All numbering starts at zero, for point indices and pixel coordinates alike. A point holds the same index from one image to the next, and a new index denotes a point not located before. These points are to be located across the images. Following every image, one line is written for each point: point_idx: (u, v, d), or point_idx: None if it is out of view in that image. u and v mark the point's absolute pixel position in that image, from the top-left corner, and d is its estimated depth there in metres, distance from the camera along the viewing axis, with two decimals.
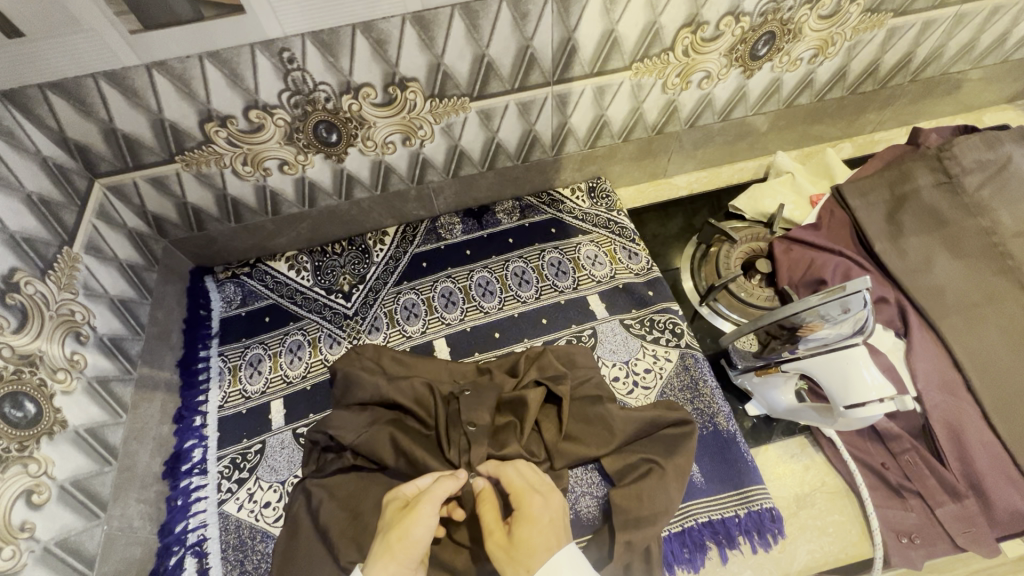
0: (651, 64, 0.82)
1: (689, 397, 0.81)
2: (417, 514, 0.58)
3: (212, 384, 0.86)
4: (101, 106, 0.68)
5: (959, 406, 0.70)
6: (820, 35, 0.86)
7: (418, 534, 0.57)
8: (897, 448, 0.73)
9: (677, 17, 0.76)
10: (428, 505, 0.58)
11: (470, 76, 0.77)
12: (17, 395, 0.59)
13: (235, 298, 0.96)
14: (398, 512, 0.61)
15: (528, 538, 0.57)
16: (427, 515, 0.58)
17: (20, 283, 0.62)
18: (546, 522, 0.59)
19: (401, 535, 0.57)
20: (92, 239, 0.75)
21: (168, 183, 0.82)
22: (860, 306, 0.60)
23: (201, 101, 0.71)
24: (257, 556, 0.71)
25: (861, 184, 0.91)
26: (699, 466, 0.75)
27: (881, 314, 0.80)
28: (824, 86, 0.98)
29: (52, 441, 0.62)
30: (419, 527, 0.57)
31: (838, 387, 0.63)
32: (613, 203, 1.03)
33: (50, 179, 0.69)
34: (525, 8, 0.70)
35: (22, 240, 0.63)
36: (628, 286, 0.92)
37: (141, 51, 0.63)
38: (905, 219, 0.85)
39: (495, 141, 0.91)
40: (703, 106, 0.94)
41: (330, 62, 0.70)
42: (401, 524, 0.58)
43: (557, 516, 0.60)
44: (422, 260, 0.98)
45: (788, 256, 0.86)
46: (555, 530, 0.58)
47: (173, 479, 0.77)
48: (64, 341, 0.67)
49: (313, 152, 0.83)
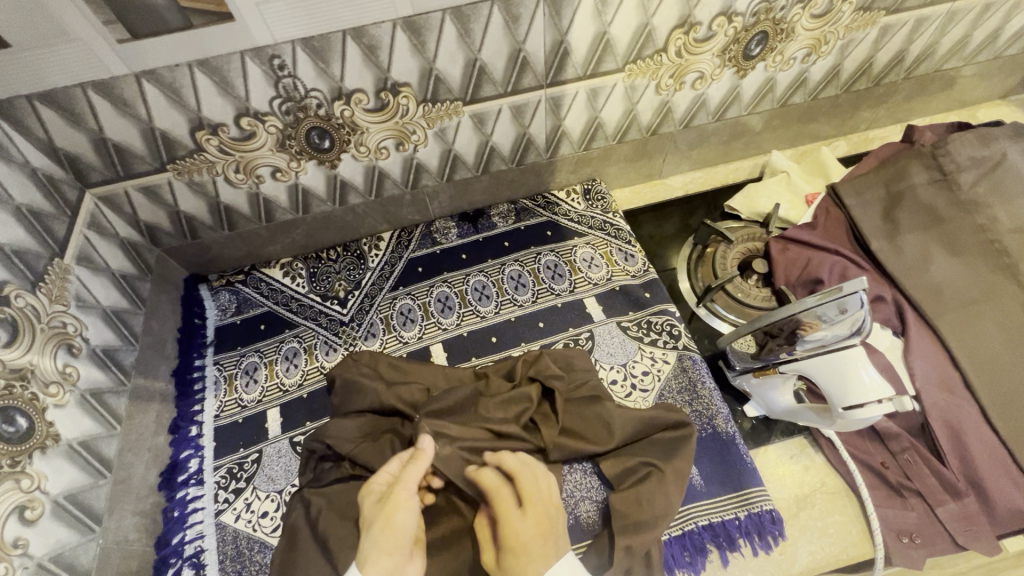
0: (644, 65, 0.82)
1: (688, 398, 0.80)
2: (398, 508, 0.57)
3: (208, 393, 0.85)
4: (90, 115, 0.67)
5: (957, 403, 0.70)
6: (813, 34, 0.86)
7: (401, 531, 0.56)
8: (896, 446, 0.73)
9: (670, 18, 0.76)
10: (404, 493, 0.58)
11: (463, 80, 0.77)
12: (8, 410, 0.58)
13: (230, 306, 0.95)
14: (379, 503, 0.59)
15: (514, 555, 0.55)
16: (408, 501, 0.58)
17: (10, 296, 0.61)
18: (530, 533, 0.56)
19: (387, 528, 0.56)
20: (84, 249, 0.75)
21: (160, 192, 0.81)
22: (857, 307, 0.60)
23: (192, 110, 0.70)
24: (255, 566, 0.71)
25: (856, 182, 0.90)
26: (698, 468, 0.75)
27: (877, 313, 0.80)
28: (818, 84, 0.98)
29: (44, 455, 0.62)
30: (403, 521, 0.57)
31: (837, 388, 0.62)
32: (608, 204, 1.03)
33: (40, 190, 0.68)
34: (516, 11, 0.69)
35: (13, 252, 0.63)
36: (625, 288, 0.92)
37: (131, 61, 0.62)
38: (901, 217, 0.84)
39: (490, 144, 0.91)
40: (697, 107, 0.94)
41: (321, 68, 0.69)
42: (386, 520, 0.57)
43: (546, 534, 0.56)
44: (418, 264, 0.98)
45: (785, 256, 0.86)
46: (535, 554, 0.54)
47: (169, 490, 0.76)
48: (57, 354, 0.66)
49: (306, 158, 0.83)
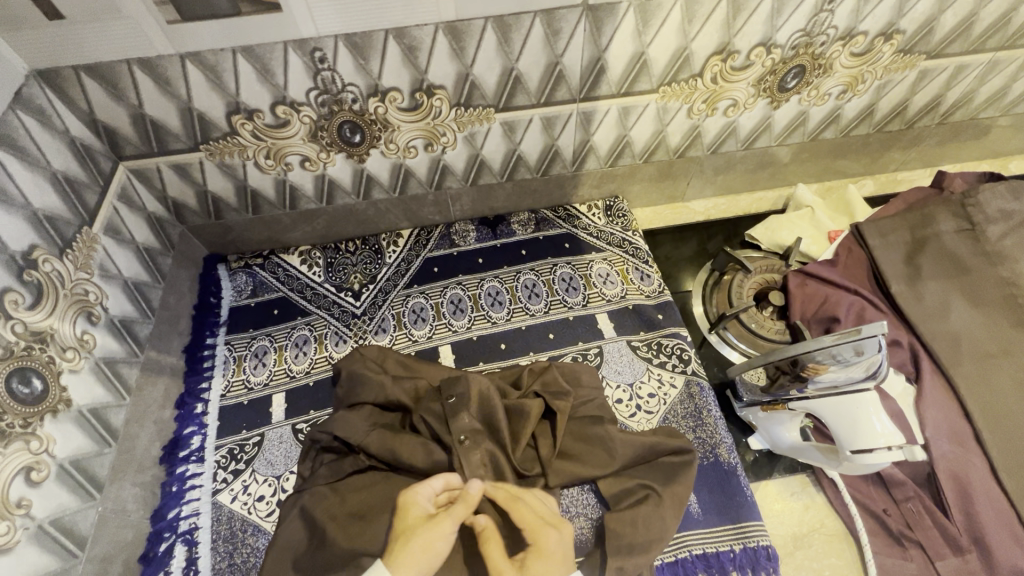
0: (678, 88, 0.82)
1: (693, 424, 0.80)
2: (440, 523, 0.57)
3: (216, 372, 0.86)
4: (132, 91, 0.69)
5: (965, 456, 0.68)
6: (851, 72, 0.85)
7: (441, 545, 0.56)
8: (901, 495, 0.72)
9: (708, 44, 0.76)
10: (451, 521, 0.58)
11: (498, 88, 0.77)
12: (26, 371, 0.59)
13: (246, 287, 0.96)
14: (418, 518, 0.59)
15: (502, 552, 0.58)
16: (449, 527, 0.57)
17: (38, 260, 0.62)
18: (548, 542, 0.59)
19: (426, 544, 0.56)
20: (112, 220, 0.76)
21: (190, 170, 0.82)
22: (874, 350, 0.58)
23: (230, 94, 0.71)
24: (247, 550, 0.71)
25: (880, 224, 0.89)
26: (696, 496, 0.74)
27: (893, 357, 0.79)
28: (850, 122, 0.97)
29: (55, 419, 0.62)
30: (441, 537, 0.57)
31: (846, 431, 0.61)
32: (629, 222, 1.02)
33: (76, 159, 0.70)
34: (557, 25, 0.70)
35: (45, 217, 0.64)
36: (638, 308, 0.92)
37: (177, 42, 0.64)
38: (924, 263, 0.83)
39: (517, 153, 0.90)
40: (727, 134, 0.94)
41: (360, 65, 0.71)
42: (423, 533, 0.57)
43: (569, 553, 0.59)
44: (434, 264, 0.99)
45: (803, 290, 0.85)
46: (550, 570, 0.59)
47: (170, 464, 0.77)
48: (76, 321, 0.67)
49: (335, 151, 0.83)
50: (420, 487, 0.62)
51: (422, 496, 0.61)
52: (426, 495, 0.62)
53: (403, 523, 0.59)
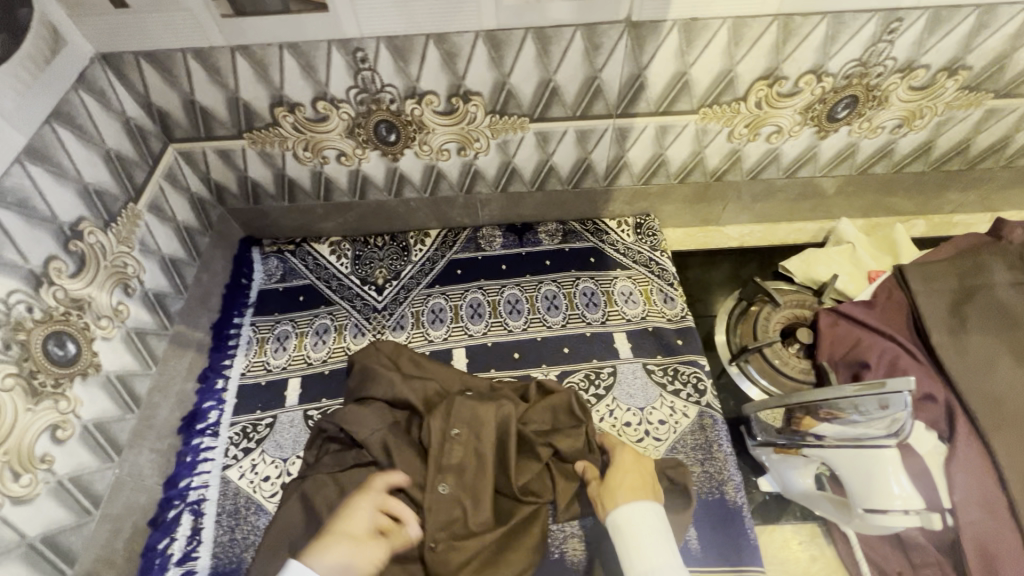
0: (719, 111, 0.80)
1: (701, 457, 0.77)
2: (370, 539, 0.61)
3: (239, 351, 0.90)
4: (185, 77, 0.73)
5: (997, 527, 0.64)
6: (908, 106, 0.81)
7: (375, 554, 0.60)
8: (919, 559, 0.69)
9: (755, 68, 0.74)
10: (383, 541, 0.61)
11: (534, 98, 0.77)
12: (62, 335, 0.62)
13: (276, 272, 0.99)
14: (354, 530, 0.61)
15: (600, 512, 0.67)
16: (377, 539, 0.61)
17: (84, 232, 0.66)
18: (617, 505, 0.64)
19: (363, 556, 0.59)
20: (157, 199, 0.80)
21: (233, 156, 0.86)
22: (900, 407, 0.54)
23: (275, 87, 0.74)
24: (248, 526, 0.74)
25: (926, 268, 0.84)
26: (696, 531, 0.72)
27: (924, 413, 0.74)
28: (904, 158, 0.92)
29: (84, 382, 0.65)
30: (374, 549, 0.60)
31: (860, 487, 0.58)
32: (658, 242, 1.00)
33: (129, 138, 0.74)
34: (598, 40, 0.69)
35: (94, 191, 0.68)
36: (658, 331, 0.89)
37: (229, 35, 0.67)
38: (970, 315, 0.78)
39: (549, 163, 0.90)
40: (768, 160, 0.90)
41: (400, 67, 0.72)
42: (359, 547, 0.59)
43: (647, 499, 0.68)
44: (458, 267, 0.99)
45: (834, 331, 0.82)
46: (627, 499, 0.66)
47: (187, 435, 0.81)
48: (113, 291, 0.71)
49: (370, 148, 0.85)
50: (365, 499, 0.64)
51: (368, 501, 0.64)
52: (370, 504, 0.64)
53: (340, 525, 0.61)
